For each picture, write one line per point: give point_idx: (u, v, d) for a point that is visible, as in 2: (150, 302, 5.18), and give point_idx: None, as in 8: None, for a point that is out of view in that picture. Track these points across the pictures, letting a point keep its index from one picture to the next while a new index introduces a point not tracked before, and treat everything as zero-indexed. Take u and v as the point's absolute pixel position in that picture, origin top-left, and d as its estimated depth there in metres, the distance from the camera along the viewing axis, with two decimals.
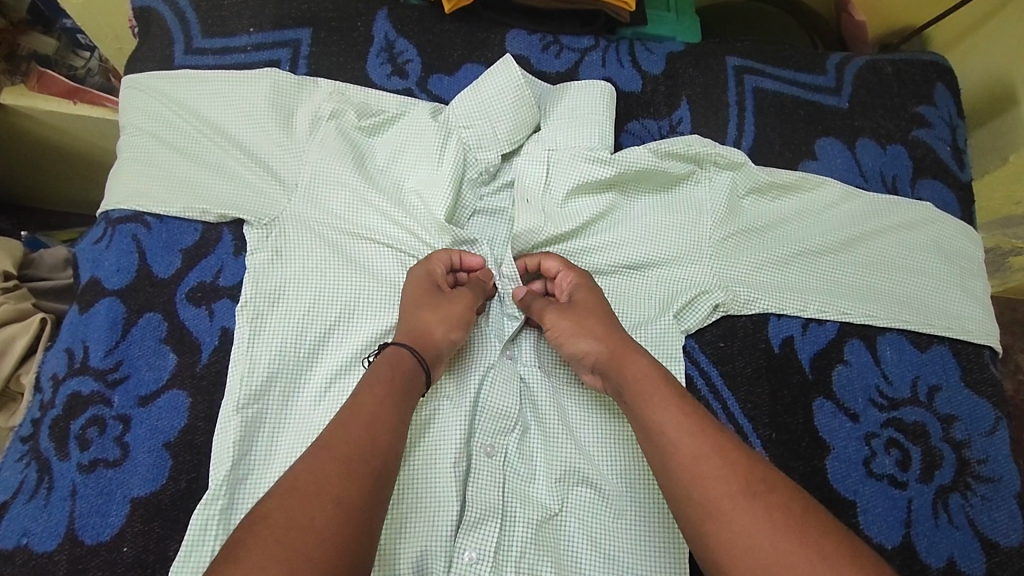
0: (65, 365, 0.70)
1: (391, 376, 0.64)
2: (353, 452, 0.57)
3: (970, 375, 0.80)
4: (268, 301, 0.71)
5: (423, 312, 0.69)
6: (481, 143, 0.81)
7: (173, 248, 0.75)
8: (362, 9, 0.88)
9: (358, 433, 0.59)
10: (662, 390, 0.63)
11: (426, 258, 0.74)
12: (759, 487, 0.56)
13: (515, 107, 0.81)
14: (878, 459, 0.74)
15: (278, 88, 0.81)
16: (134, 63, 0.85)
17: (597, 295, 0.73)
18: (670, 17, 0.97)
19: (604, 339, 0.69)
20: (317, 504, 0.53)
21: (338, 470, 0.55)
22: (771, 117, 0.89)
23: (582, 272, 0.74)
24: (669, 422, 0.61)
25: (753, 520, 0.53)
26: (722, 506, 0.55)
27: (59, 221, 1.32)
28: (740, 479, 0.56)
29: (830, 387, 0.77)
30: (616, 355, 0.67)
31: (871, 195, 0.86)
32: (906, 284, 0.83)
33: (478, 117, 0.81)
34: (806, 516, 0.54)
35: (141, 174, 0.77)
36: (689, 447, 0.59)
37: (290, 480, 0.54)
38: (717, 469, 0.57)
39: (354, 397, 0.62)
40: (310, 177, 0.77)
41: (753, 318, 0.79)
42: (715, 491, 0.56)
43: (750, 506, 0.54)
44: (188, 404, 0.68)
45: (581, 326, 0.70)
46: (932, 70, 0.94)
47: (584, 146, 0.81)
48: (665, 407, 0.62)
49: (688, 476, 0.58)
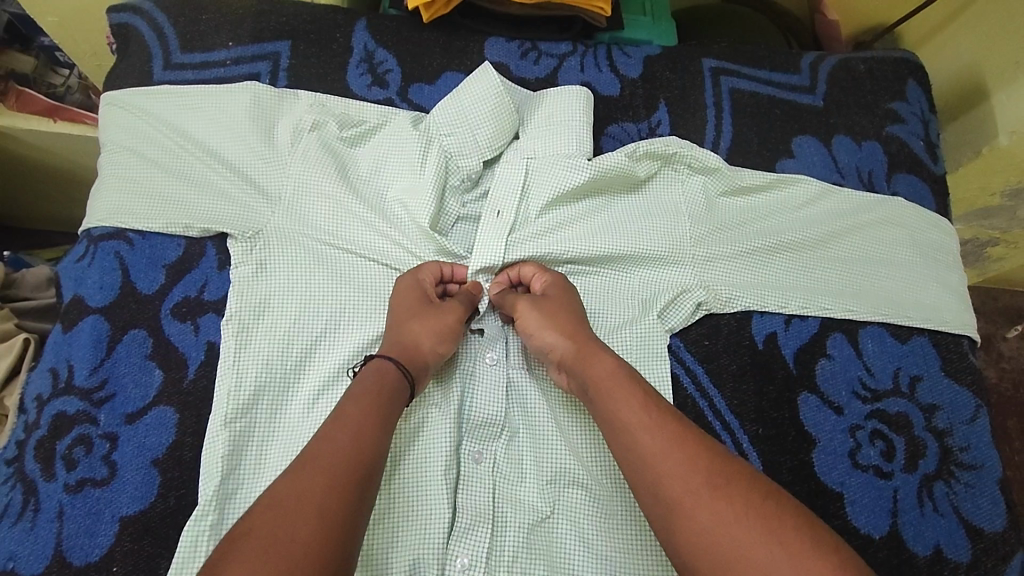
0: (49, 386, 0.70)
1: (376, 387, 0.64)
2: (336, 465, 0.57)
3: (951, 365, 0.81)
4: (253, 315, 0.72)
5: (413, 324, 0.70)
6: (463, 150, 0.81)
7: (156, 264, 0.75)
8: (341, 21, 0.89)
9: (341, 446, 0.59)
10: (627, 390, 0.65)
11: (416, 268, 0.75)
12: (721, 481, 0.57)
13: (495, 114, 0.81)
14: (863, 450, 0.76)
15: (259, 101, 0.82)
16: (113, 81, 0.85)
17: (569, 294, 0.74)
18: (647, 21, 0.98)
19: (570, 336, 0.70)
20: (299, 517, 0.53)
21: (321, 484, 0.55)
22: (748, 117, 0.90)
23: (558, 275, 0.76)
24: (633, 420, 0.62)
25: (715, 517, 0.54)
26: (686, 500, 0.56)
27: (43, 241, 1.31)
28: (699, 473, 0.57)
29: (814, 381, 0.78)
30: (581, 351, 0.69)
31: (848, 190, 0.87)
32: (885, 278, 0.84)
33: (458, 125, 0.81)
34: (773, 510, 0.55)
35: (121, 191, 0.77)
36: (652, 445, 0.60)
37: (272, 496, 0.54)
38: (680, 465, 0.58)
39: (339, 411, 0.62)
40: (293, 190, 0.77)
41: (737, 316, 0.80)
42: (676, 489, 0.57)
43: (710, 502, 0.55)
44: (175, 420, 0.68)
45: (551, 321, 0.71)
46: (903, 66, 0.96)
47: (562, 152, 0.82)
48: (628, 405, 0.63)
49: (652, 475, 0.59)
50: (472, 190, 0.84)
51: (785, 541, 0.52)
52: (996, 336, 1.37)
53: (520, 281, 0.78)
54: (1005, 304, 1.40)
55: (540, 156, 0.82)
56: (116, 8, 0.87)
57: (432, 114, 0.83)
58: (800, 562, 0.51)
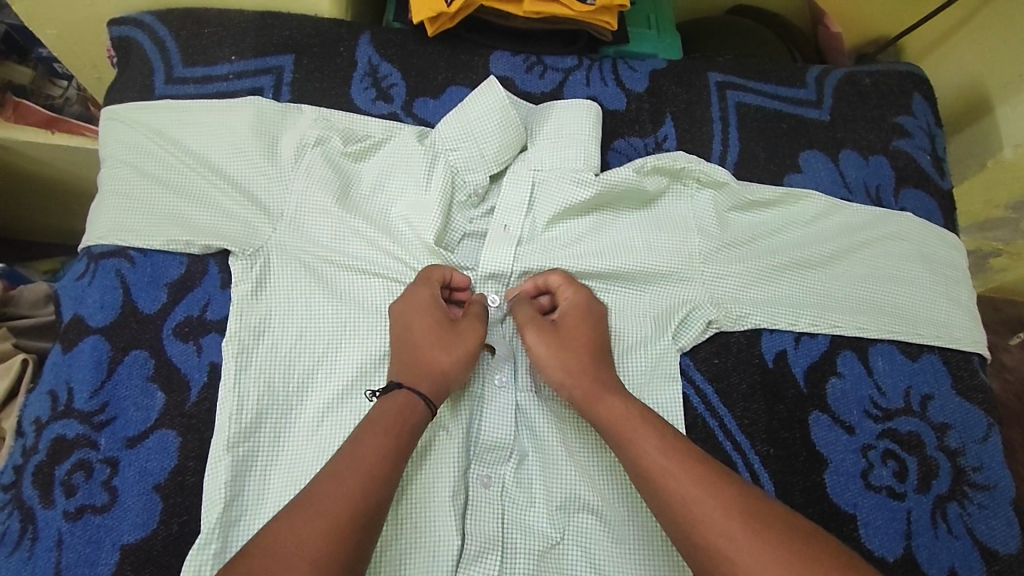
0: (47, 409, 0.68)
1: (397, 422, 0.63)
2: (340, 507, 0.56)
3: (962, 383, 0.81)
4: (252, 336, 0.70)
5: (437, 350, 0.69)
6: (469, 165, 0.80)
7: (158, 283, 0.73)
8: (345, 34, 0.88)
9: (349, 486, 0.58)
10: (648, 430, 0.64)
11: (423, 275, 0.73)
12: (757, 523, 0.56)
13: (501, 129, 0.80)
14: (875, 471, 0.75)
15: (262, 116, 0.80)
16: (114, 95, 0.84)
17: (588, 318, 0.73)
18: (652, 34, 0.97)
19: (581, 374, 0.69)
20: (293, 563, 0.52)
21: (321, 528, 0.54)
22: (755, 132, 0.89)
23: (582, 293, 0.74)
24: (656, 460, 0.62)
25: (758, 562, 0.54)
26: (723, 547, 0.55)
27: (40, 252, 1.29)
28: (736, 516, 0.57)
29: (825, 400, 0.77)
30: (591, 394, 0.68)
31: (856, 205, 0.86)
32: (894, 295, 0.83)
33: (464, 140, 0.80)
34: (811, 552, 0.54)
35: (123, 208, 0.76)
36: (681, 489, 0.59)
37: (270, 537, 0.54)
38: (714, 508, 0.57)
39: (354, 444, 0.61)
40: (296, 207, 0.76)
41: (747, 334, 0.79)
42: (714, 533, 0.56)
43: (750, 545, 0.55)
44: (177, 444, 0.67)
45: (562, 356, 0.70)
46: (909, 80, 0.95)
47: (570, 166, 0.80)
48: (652, 445, 0.63)
49: (685, 519, 0.58)
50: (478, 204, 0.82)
51: None
52: (998, 347, 1.36)
53: (547, 290, 0.76)
54: (1007, 314, 1.38)
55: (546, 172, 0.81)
56: (118, 22, 0.85)
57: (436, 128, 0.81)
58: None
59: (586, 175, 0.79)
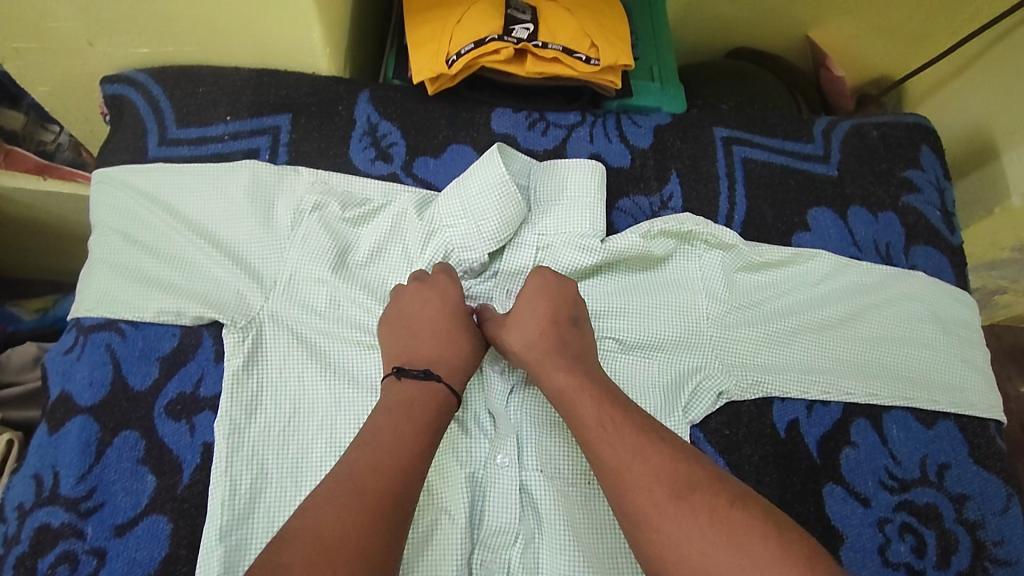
0: (32, 494, 0.66)
1: (420, 405, 0.64)
2: (377, 491, 0.56)
3: (979, 451, 0.79)
4: (244, 413, 0.68)
5: (460, 345, 0.71)
6: (466, 243, 0.77)
7: (149, 357, 0.71)
8: (343, 93, 0.86)
9: (384, 470, 0.58)
10: (589, 399, 0.65)
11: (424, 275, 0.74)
12: (684, 491, 0.56)
13: (501, 207, 0.77)
14: (893, 546, 0.72)
15: (257, 180, 0.78)
16: (106, 156, 0.82)
17: (549, 286, 0.72)
18: (655, 87, 0.96)
19: (528, 338, 0.70)
20: (341, 555, 0.51)
21: (362, 514, 0.54)
22: (761, 189, 0.87)
23: (536, 270, 0.74)
24: (593, 430, 0.62)
25: (684, 529, 0.54)
26: (649, 514, 0.56)
27: (25, 289, 1.19)
28: (663, 484, 0.57)
29: (839, 471, 0.75)
30: (539, 354, 0.69)
31: (866, 266, 0.84)
32: (907, 358, 0.81)
33: (461, 216, 0.77)
34: (734, 511, 0.54)
35: (113, 277, 0.73)
36: (613, 459, 0.60)
37: (304, 528, 0.52)
38: (645, 478, 0.58)
39: (376, 428, 0.61)
40: (291, 274, 0.74)
41: (758, 402, 0.77)
42: (641, 501, 0.57)
43: (675, 513, 0.55)
44: (168, 531, 0.64)
45: (515, 321, 0.71)
46: (916, 132, 0.94)
47: (577, 232, 0.79)
48: (588, 415, 0.63)
49: (617, 486, 0.59)
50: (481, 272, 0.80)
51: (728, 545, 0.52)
52: (1002, 378, 1.27)
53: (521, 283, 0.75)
54: (1009, 342, 1.29)
55: (551, 241, 0.79)
56: (109, 79, 0.83)
57: (436, 200, 0.79)
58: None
59: (593, 243, 0.78)
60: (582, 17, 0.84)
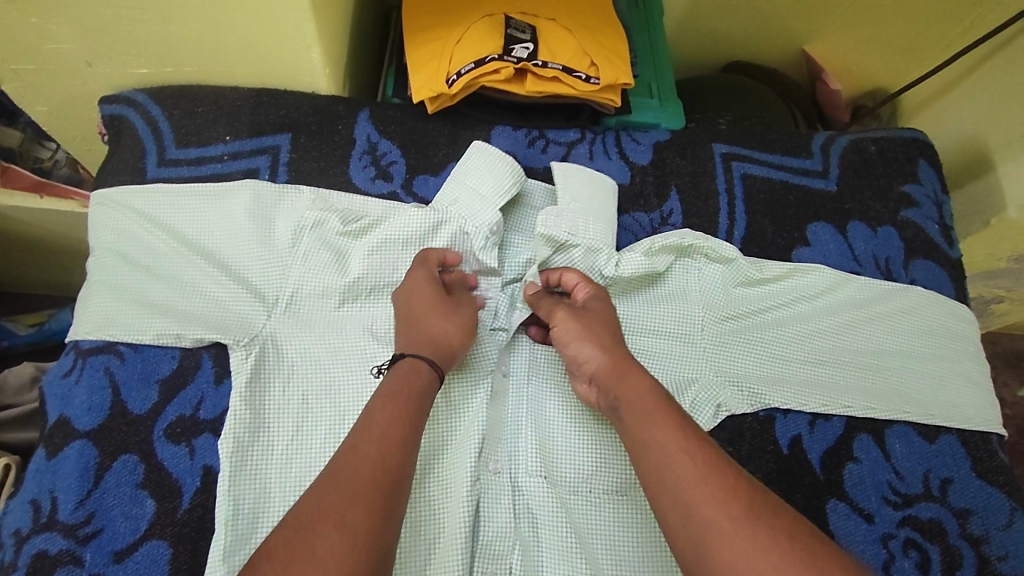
0: (30, 520, 0.65)
1: (405, 389, 0.63)
2: (360, 477, 0.56)
3: (982, 465, 0.79)
4: (249, 433, 0.67)
5: (434, 319, 0.70)
6: (476, 213, 0.78)
7: (149, 380, 0.70)
8: (343, 112, 0.86)
9: (366, 455, 0.57)
10: (663, 411, 0.62)
11: (420, 257, 0.74)
12: (759, 513, 0.53)
13: (498, 178, 0.80)
14: (897, 562, 0.72)
15: (258, 199, 0.78)
16: (105, 177, 0.81)
17: (609, 309, 0.74)
18: (654, 104, 0.96)
19: (608, 350, 0.69)
20: (321, 535, 0.51)
21: (346, 497, 0.54)
22: (760, 204, 0.88)
23: (600, 287, 0.75)
24: (666, 442, 0.59)
25: (756, 546, 0.51)
26: (723, 530, 0.52)
27: (24, 304, 1.18)
28: (739, 500, 0.54)
29: (843, 487, 0.75)
30: (618, 366, 0.67)
31: (866, 280, 0.85)
32: (908, 374, 0.82)
33: (463, 191, 0.80)
34: (805, 539, 0.52)
35: (112, 299, 0.73)
36: (686, 470, 0.57)
37: (298, 514, 0.53)
38: (716, 492, 0.55)
39: (368, 414, 0.61)
40: (292, 293, 0.74)
41: (760, 418, 0.76)
42: (712, 515, 0.53)
43: (752, 530, 0.52)
44: (168, 556, 0.64)
45: (587, 331, 0.70)
46: (914, 146, 0.94)
47: (585, 207, 0.80)
48: (663, 425, 0.61)
49: (686, 499, 0.55)
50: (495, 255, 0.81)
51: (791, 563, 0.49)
52: (998, 383, 1.27)
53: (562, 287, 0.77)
54: (1004, 347, 1.30)
55: (568, 218, 0.78)
56: (108, 99, 0.82)
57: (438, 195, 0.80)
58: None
59: (601, 249, 0.79)
60: (582, 36, 0.84)
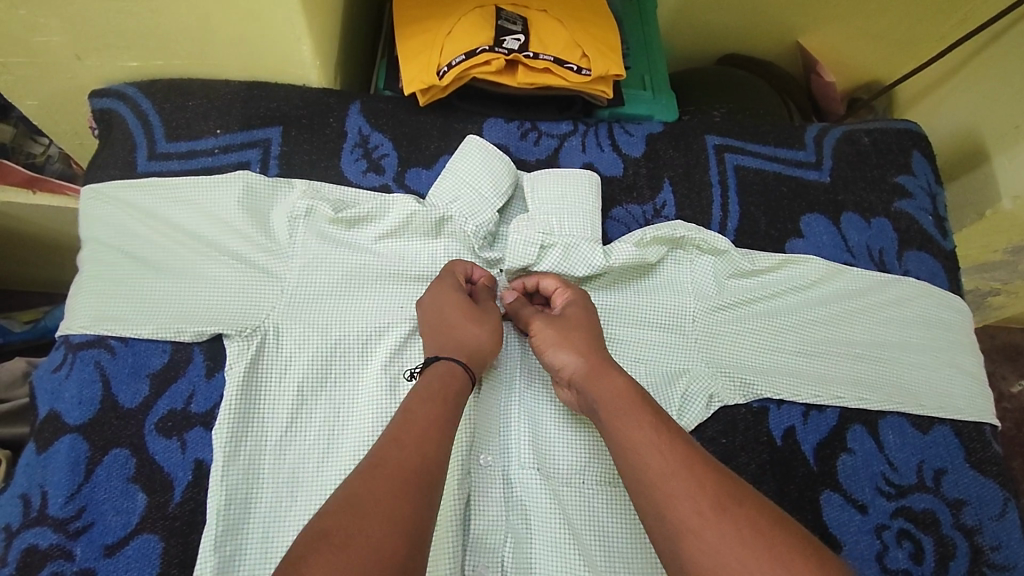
0: (20, 515, 0.65)
1: (442, 391, 0.63)
2: (407, 468, 0.55)
3: (975, 456, 0.79)
4: (243, 423, 0.67)
5: (469, 326, 0.69)
6: (475, 210, 0.79)
7: (140, 374, 0.70)
8: (334, 105, 0.86)
9: (411, 449, 0.57)
10: (637, 409, 0.62)
11: (447, 266, 0.74)
12: (729, 503, 0.53)
13: (497, 180, 0.81)
14: (890, 553, 0.72)
15: (250, 191, 0.77)
16: (95, 171, 0.81)
17: (589, 311, 0.73)
18: (647, 96, 0.96)
19: (583, 354, 0.68)
20: (374, 519, 0.50)
21: (394, 484, 0.53)
22: (754, 195, 0.87)
23: (579, 290, 0.75)
24: (642, 443, 0.59)
25: (721, 539, 0.51)
26: (693, 524, 0.52)
27: (19, 302, 1.18)
28: (707, 494, 0.54)
29: (836, 478, 0.74)
30: (594, 368, 0.67)
31: (859, 271, 0.85)
32: (901, 365, 0.81)
33: (462, 189, 0.80)
34: (776, 531, 0.52)
35: (101, 293, 0.72)
36: (661, 466, 0.57)
37: (345, 497, 0.51)
38: (688, 485, 0.55)
39: (407, 412, 0.60)
40: (297, 284, 0.73)
41: (753, 410, 0.76)
42: (682, 509, 0.53)
43: (720, 523, 0.52)
44: (159, 550, 0.63)
45: (564, 337, 0.70)
46: (907, 138, 0.94)
47: (579, 215, 0.80)
48: (638, 421, 0.61)
49: (658, 494, 0.55)
50: (491, 245, 0.82)
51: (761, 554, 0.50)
52: (996, 376, 1.27)
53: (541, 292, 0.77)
54: (1002, 341, 1.29)
55: (539, 221, 0.79)
56: (99, 93, 0.82)
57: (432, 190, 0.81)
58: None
59: (576, 245, 0.78)
60: (573, 27, 0.84)
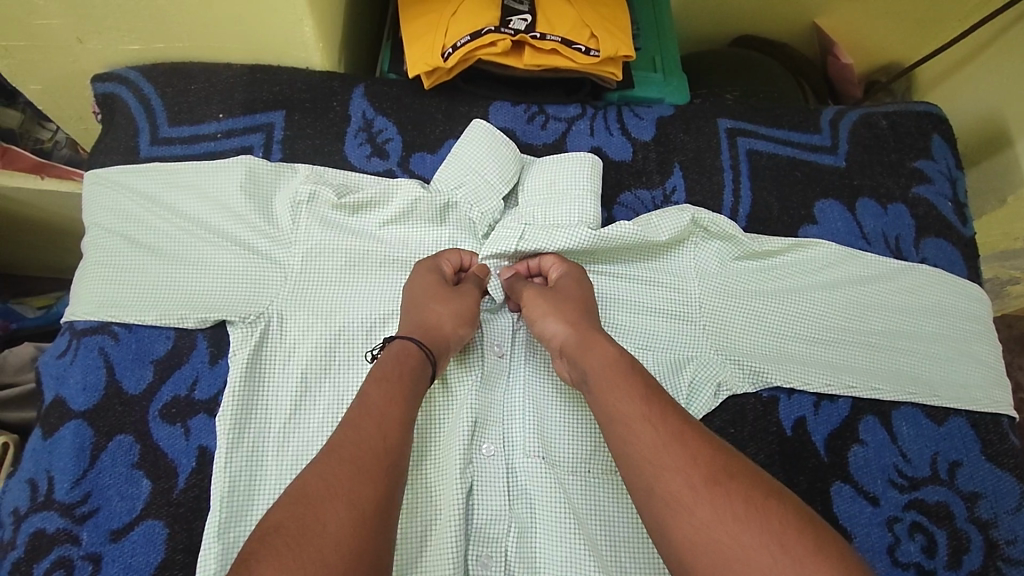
0: (27, 499, 0.65)
1: (396, 372, 0.62)
2: (362, 451, 0.54)
3: (991, 448, 0.77)
4: (246, 410, 0.67)
5: (433, 305, 0.68)
6: (479, 198, 0.78)
7: (144, 360, 0.70)
8: (337, 88, 0.84)
9: (368, 432, 0.56)
10: (628, 381, 0.61)
11: (434, 255, 0.73)
12: (722, 477, 0.52)
13: (501, 167, 0.80)
14: (902, 546, 0.71)
15: (253, 176, 0.76)
16: (97, 156, 0.80)
17: (581, 283, 0.72)
18: (657, 78, 0.94)
19: (573, 324, 0.68)
20: (328, 508, 0.49)
21: (347, 471, 0.52)
22: (766, 180, 0.85)
23: (575, 265, 0.74)
24: (630, 417, 0.58)
25: (713, 514, 0.50)
26: (683, 498, 0.51)
27: (26, 288, 1.18)
28: (699, 468, 0.53)
29: (847, 470, 0.73)
30: (584, 339, 0.66)
31: (874, 257, 0.82)
32: (916, 355, 0.79)
33: (467, 174, 0.78)
34: (769, 502, 0.50)
35: (104, 280, 0.72)
36: (650, 439, 0.56)
37: (298, 488, 0.51)
38: (678, 460, 0.53)
39: (361, 396, 0.59)
40: (301, 269, 0.73)
41: (763, 399, 0.75)
42: (672, 484, 0.52)
43: (710, 498, 0.50)
44: (164, 536, 0.64)
45: (554, 307, 0.69)
46: (926, 120, 0.91)
47: (577, 203, 0.78)
48: (627, 396, 0.59)
49: (648, 470, 0.54)
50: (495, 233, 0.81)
51: (755, 523, 0.49)
52: (1013, 366, 1.24)
53: (541, 271, 0.76)
54: (1020, 331, 1.26)
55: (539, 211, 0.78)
56: (102, 77, 0.81)
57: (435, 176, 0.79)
58: (805, 571, 0.46)
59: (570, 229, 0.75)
60: (582, 7, 0.82)
